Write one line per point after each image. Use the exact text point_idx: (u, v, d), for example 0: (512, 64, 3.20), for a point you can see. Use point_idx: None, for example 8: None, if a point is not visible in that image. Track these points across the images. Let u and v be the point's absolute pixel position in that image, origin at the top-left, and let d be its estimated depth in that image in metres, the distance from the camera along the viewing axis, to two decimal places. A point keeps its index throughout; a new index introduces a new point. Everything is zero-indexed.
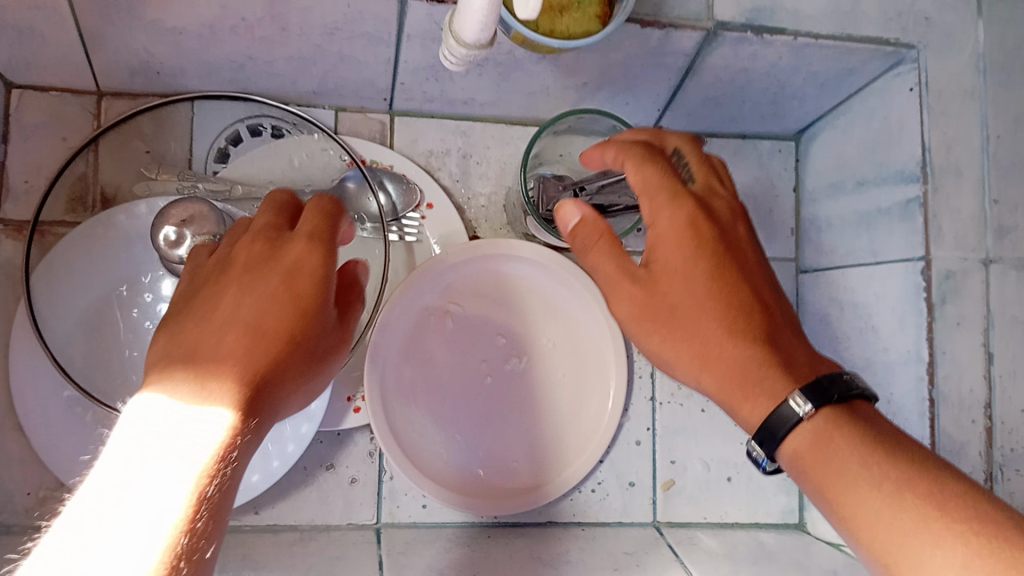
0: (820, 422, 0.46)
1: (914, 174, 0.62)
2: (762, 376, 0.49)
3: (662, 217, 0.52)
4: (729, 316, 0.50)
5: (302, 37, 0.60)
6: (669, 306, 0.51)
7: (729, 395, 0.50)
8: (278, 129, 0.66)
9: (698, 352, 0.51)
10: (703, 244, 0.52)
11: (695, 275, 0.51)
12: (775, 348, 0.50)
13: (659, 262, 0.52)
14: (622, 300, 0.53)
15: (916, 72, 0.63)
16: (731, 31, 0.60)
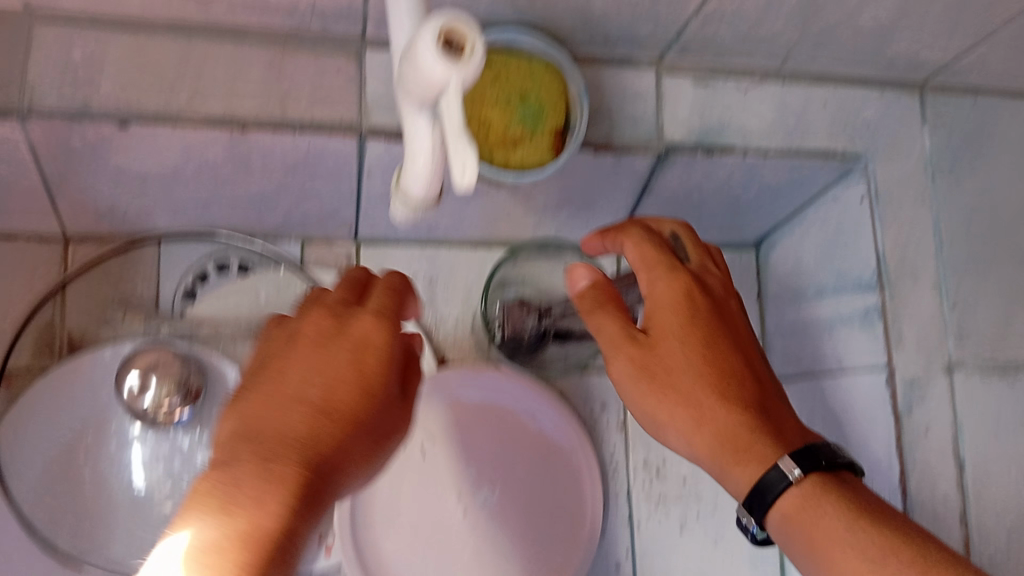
0: (809, 486, 0.47)
1: (870, 281, 0.64)
2: (753, 441, 0.49)
3: (659, 285, 0.53)
4: (720, 382, 0.50)
5: (265, 176, 0.61)
6: (666, 368, 0.51)
7: (719, 460, 0.49)
8: (245, 264, 0.67)
9: (693, 416, 0.50)
10: (701, 314, 0.52)
11: (694, 340, 0.51)
12: (764, 414, 0.50)
13: (658, 324, 0.52)
14: (619, 361, 0.52)
15: (866, 182, 0.64)
16: (682, 152, 0.61)
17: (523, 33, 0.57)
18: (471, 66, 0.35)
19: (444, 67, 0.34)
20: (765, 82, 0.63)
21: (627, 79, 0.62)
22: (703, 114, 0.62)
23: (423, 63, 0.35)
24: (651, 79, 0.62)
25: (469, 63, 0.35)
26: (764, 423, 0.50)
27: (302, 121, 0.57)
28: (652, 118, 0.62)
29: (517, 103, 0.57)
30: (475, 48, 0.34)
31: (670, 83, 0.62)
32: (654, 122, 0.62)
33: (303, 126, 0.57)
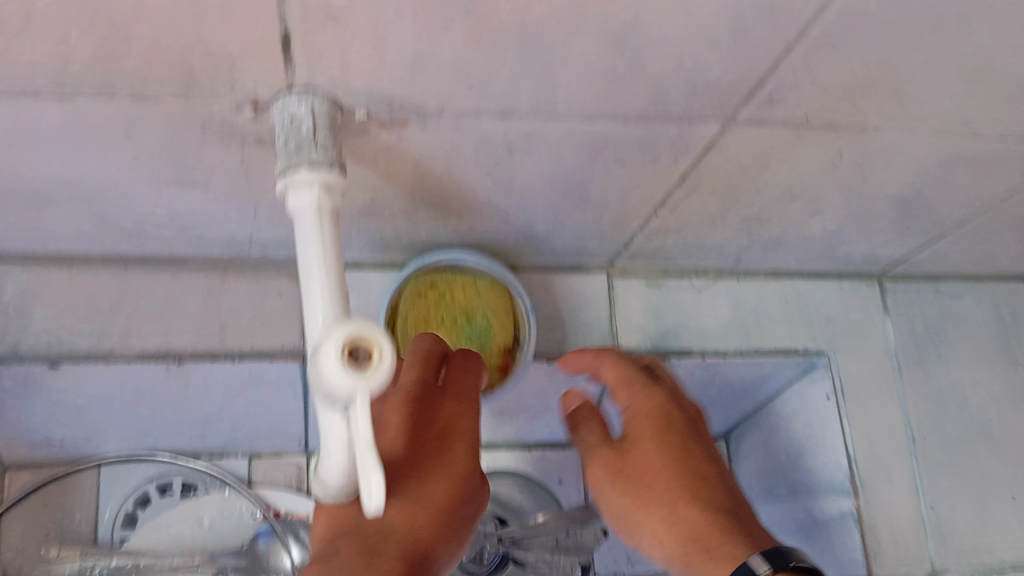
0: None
1: (843, 485, 0.60)
2: (719, 540, 0.42)
3: (635, 397, 0.49)
4: (689, 484, 0.45)
5: (206, 399, 0.59)
6: (636, 470, 0.46)
7: (687, 556, 0.43)
8: (188, 484, 0.65)
9: (666, 511, 0.44)
10: (675, 422, 0.47)
11: (668, 443, 0.46)
12: (743, 519, 0.44)
13: (632, 433, 0.47)
14: (594, 466, 0.47)
15: (831, 379, 0.62)
16: (638, 357, 0.60)
17: (467, 253, 0.55)
18: (378, 377, 0.32)
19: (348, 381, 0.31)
20: (718, 281, 0.62)
21: (580, 287, 0.60)
22: (659, 317, 0.61)
23: (326, 377, 0.32)
24: (603, 284, 0.61)
25: (377, 375, 0.32)
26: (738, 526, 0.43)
27: (240, 350, 0.56)
28: (606, 324, 0.60)
29: (463, 322, 0.55)
30: (384, 359, 0.32)
31: (623, 287, 0.61)
32: (609, 328, 0.60)
33: (241, 355, 0.55)
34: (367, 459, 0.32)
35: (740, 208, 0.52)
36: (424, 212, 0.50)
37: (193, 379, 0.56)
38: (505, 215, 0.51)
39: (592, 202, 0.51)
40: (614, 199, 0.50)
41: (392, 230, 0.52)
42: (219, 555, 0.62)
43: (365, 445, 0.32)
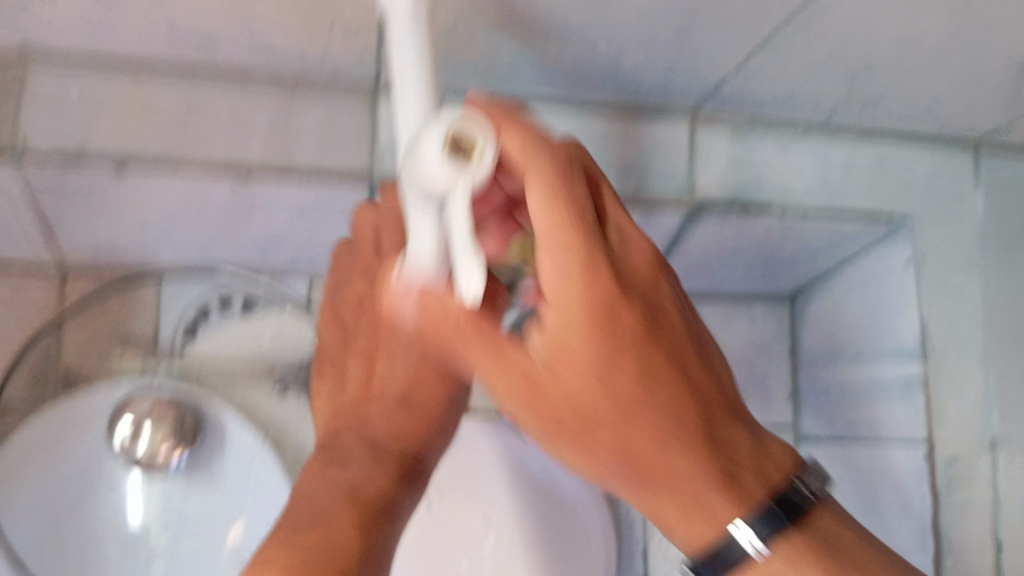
0: (793, 549, 0.36)
1: (913, 351, 0.59)
2: (701, 498, 0.36)
3: (563, 292, 0.34)
4: (655, 410, 0.36)
5: (270, 218, 0.58)
6: (569, 388, 0.36)
7: (656, 512, 0.38)
8: (249, 301, 0.64)
9: (631, 449, 0.36)
10: (621, 341, 0.35)
11: (608, 360, 0.35)
12: (722, 453, 0.36)
13: (557, 339, 0.35)
14: (490, 369, 0.37)
15: (911, 247, 0.60)
16: (715, 209, 0.57)
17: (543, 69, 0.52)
18: (482, 168, 0.32)
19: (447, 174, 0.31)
20: (807, 136, 0.58)
21: (661, 131, 0.56)
22: (739, 169, 0.57)
23: (429, 173, 0.31)
24: (685, 132, 0.57)
25: (478, 168, 0.32)
26: (725, 462, 0.36)
27: (309, 168, 0.54)
28: (686, 171, 0.56)
29: None
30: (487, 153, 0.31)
31: (706, 135, 0.57)
32: (687, 177, 0.56)
33: (310, 175, 0.54)
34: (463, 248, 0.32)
35: (847, 50, 0.48)
36: (509, 32, 0.47)
37: (258, 194, 0.55)
38: (592, 39, 0.48)
39: (687, 34, 0.47)
40: (712, 31, 0.47)
41: (472, 51, 0.49)
42: (280, 369, 0.62)
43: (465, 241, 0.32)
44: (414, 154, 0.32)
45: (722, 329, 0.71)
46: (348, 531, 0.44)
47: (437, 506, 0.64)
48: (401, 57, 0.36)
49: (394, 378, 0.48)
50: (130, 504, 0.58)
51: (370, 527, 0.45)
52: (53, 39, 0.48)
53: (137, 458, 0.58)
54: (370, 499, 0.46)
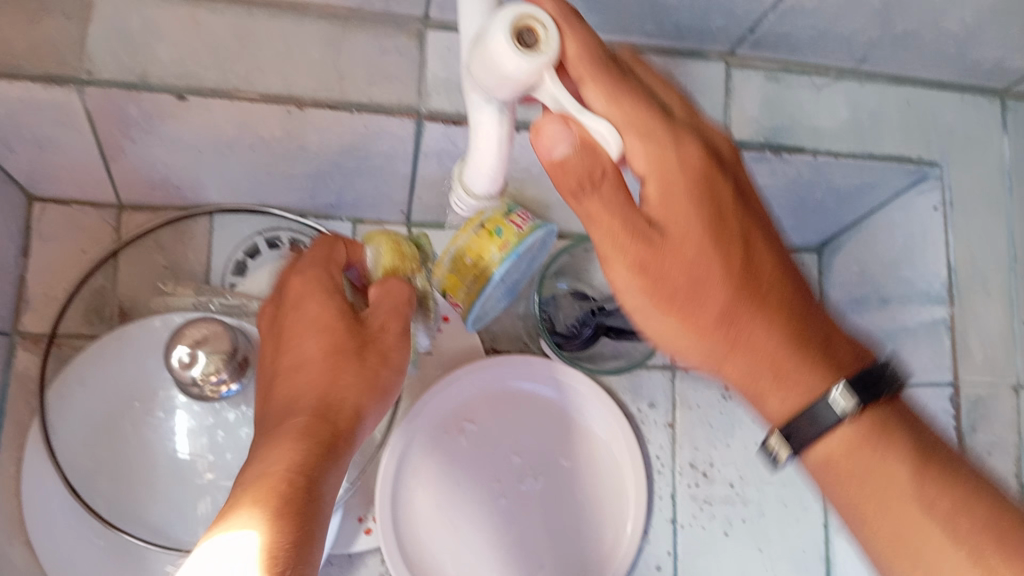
0: (871, 422, 0.41)
1: (940, 293, 0.60)
2: (803, 369, 0.41)
3: (664, 158, 0.40)
4: (753, 284, 0.41)
5: (320, 153, 0.60)
6: (688, 264, 0.40)
7: (757, 388, 0.42)
8: (295, 241, 0.67)
9: (750, 330, 0.41)
10: (719, 215, 0.41)
11: (718, 233, 0.41)
12: (806, 318, 0.42)
13: (673, 223, 0.40)
14: (618, 262, 0.40)
15: (940, 190, 0.61)
16: (749, 149, 0.59)
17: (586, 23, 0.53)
18: (549, 54, 0.35)
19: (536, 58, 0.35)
20: (840, 80, 0.60)
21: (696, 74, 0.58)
22: (773, 110, 0.59)
23: (505, 67, 0.35)
24: (721, 73, 0.58)
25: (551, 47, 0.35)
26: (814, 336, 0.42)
27: (359, 103, 0.55)
28: (720, 113, 0.58)
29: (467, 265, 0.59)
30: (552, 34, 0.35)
31: (741, 77, 0.58)
32: (722, 116, 0.58)
33: (360, 109, 0.55)
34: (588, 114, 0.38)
35: None
36: None
37: (308, 128, 0.57)
38: None
39: None
40: None
41: None
42: None
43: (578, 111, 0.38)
44: (485, 54, 0.35)
45: None
46: (259, 508, 0.39)
47: (464, 443, 0.66)
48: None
49: (285, 356, 0.47)
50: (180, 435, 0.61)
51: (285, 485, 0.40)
52: None
53: (188, 383, 0.57)
54: (287, 480, 0.40)
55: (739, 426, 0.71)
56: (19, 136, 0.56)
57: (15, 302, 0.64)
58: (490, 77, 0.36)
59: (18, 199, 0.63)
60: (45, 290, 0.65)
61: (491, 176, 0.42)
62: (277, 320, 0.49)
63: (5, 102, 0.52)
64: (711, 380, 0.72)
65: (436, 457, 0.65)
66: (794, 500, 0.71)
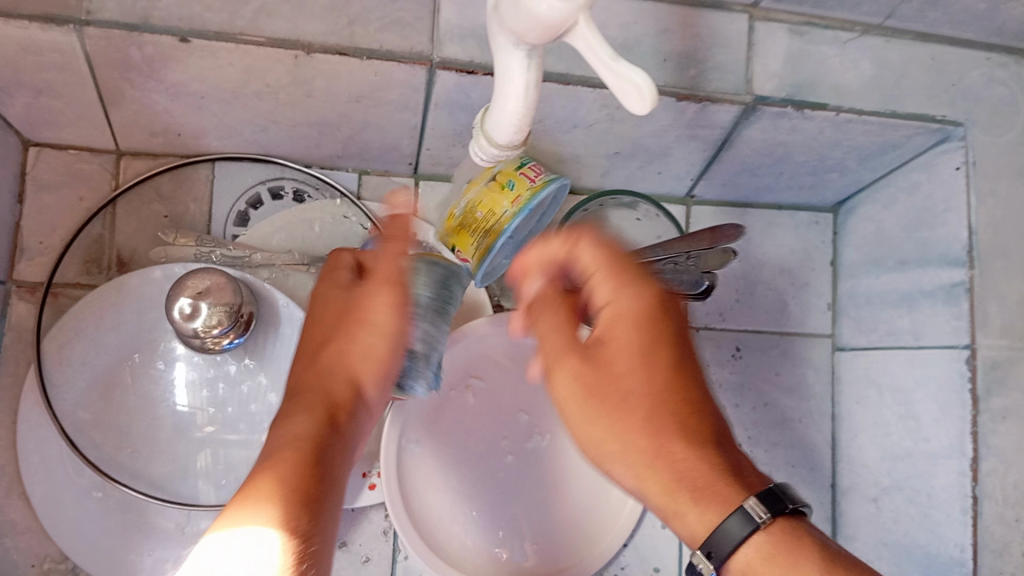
0: (778, 532, 0.41)
1: (959, 256, 0.59)
2: (714, 484, 0.43)
3: (620, 299, 0.48)
4: (684, 415, 0.46)
5: (328, 102, 0.58)
6: (625, 391, 0.47)
7: (670, 504, 0.44)
8: (299, 192, 0.66)
9: (644, 440, 0.46)
10: (659, 353, 0.47)
11: (652, 363, 0.47)
12: (723, 450, 0.45)
13: (611, 342, 0.48)
14: (563, 379, 0.49)
15: (963, 150, 0.59)
16: (771, 105, 0.57)
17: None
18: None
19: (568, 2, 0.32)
20: (864, 37, 0.58)
21: (720, 26, 0.56)
22: (797, 66, 0.57)
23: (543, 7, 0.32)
24: (743, 26, 0.56)
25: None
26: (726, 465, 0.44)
27: (369, 50, 0.53)
28: (742, 67, 0.56)
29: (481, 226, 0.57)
30: None
31: (765, 30, 0.56)
32: (744, 72, 0.56)
33: (370, 56, 0.53)
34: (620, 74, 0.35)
35: None
36: None
37: (316, 75, 0.55)
38: None
39: None
40: None
41: None
42: None
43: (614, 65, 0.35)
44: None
45: (762, 239, 0.71)
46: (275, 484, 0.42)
47: (471, 402, 0.65)
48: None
49: (332, 339, 0.54)
50: (180, 387, 0.61)
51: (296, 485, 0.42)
52: None
53: (191, 336, 0.56)
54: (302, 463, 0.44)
55: (749, 388, 0.70)
56: (15, 78, 0.54)
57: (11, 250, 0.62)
58: (525, 18, 0.33)
59: (13, 144, 0.61)
60: (42, 239, 0.63)
61: (517, 124, 0.39)
62: (331, 308, 0.55)
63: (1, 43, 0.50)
64: (721, 340, 0.70)
65: (440, 417, 0.64)
66: (802, 464, 0.70)
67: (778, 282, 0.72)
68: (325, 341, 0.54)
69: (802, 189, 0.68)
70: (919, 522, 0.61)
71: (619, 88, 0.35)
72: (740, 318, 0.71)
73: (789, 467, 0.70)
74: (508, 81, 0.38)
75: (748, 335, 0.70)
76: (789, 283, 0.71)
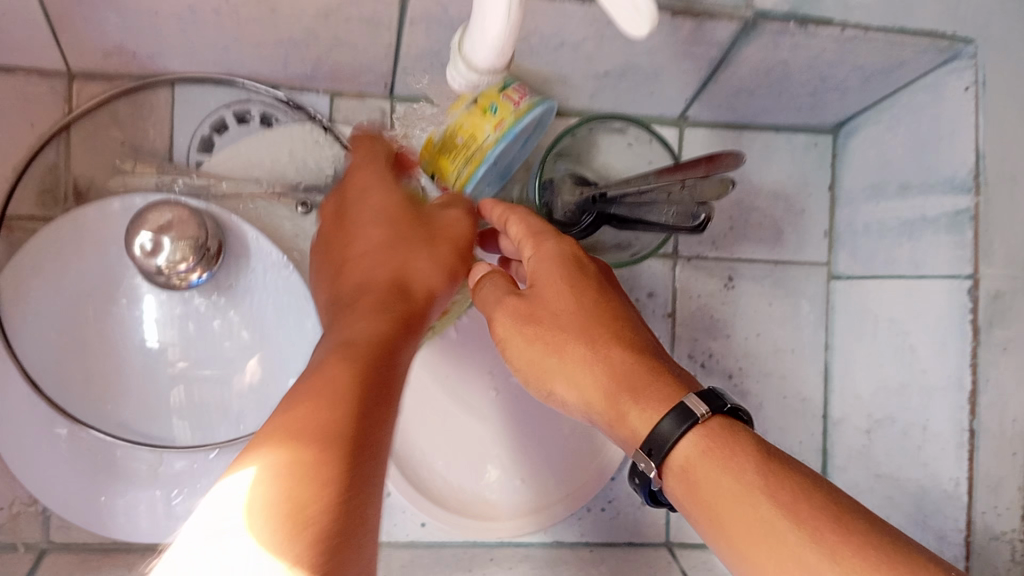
0: (714, 427, 0.39)
1: (966, 182, 0.56)
2: (648, 378, 0.42)
3: (544, 249, 0.48)
4: (619, 333, 0.45)
5: (294, 18, 0.53)
6: (559, 310, 0.45)
7: (611, 404, 0.42)
8: (268, 115, 0.62)
9: (582, 350, 0.44)
10: (587, 280, 0.47)
11: (580, 289, 0.46)
12: (664, 362, 0.44)
13: (540, 279, 0.47)
14: (503, 319, 0.47)
15: (974, 69, 0.56)
16: (772, 21, 0.52)
17: None
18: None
19: None
20: None
21: None
22: None
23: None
24: None
25: None
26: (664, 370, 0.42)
27: None
28: None
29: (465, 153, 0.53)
30: None
31: None
32: None
33: None
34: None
35: None
36: None
37: None
38: None
39: None
40: None
41: None
42: (302, 188, 0.61)
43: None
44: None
45: (758, 163, 0.68)
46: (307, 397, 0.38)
47: (454, 337, 0.62)
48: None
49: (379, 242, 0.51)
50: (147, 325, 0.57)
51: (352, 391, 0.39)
52: None
53: (155, 272, 0.54)
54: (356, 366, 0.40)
55: (743, 320, 0.68)
56: None
57: None
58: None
59: None
60: None
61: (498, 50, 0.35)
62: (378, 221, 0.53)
63: None
64: (714, 270, 0.67)
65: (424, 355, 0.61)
66: (795, 396, 0.68)
67: (773, 209, 0.68)
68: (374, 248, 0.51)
69: (802, 110, 0.64)
70: (913, 455, 0.60)
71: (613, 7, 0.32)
72: (735, 247, 0.68)
73: (782, 400, 0.68)
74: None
75: (742, 265, 0.68)
76: (786, 211, 0.69)
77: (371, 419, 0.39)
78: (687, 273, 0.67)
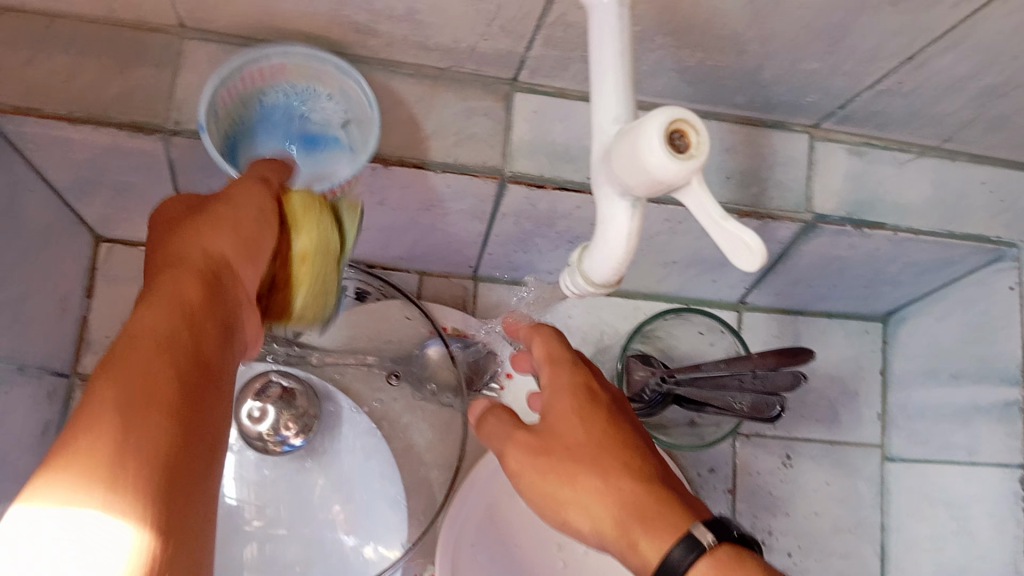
0: (723, 556, 0.39)
1: (1013, 376, 0.60)
2: (663, 506, 0.42)
3: (558, 375, 0.48)
4: (627, 459, 0.44)
5: (398, 209, 0.59)
6: (572, 443, 0.45)
7: (622, 534, 0.42)
8: (360, 290, 0.66)
9: (594, 480, 0.43)
10: (598, 408, 0.47)
11: (590, 416, 0.46)
12: (674, 490, 0.43)
13: (552, 411, 0.47)
14: (514, 454, 0.46)
15: (1018, 271, 0.60)
16: (831, 224, 0.57)
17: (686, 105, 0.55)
18: (701, 157, 0.34)
19: (675, 161, 0.34)
20: (923, 157, 0.59)
21: (784, 145, 0.57)
22: (857, 185, 0.58)
23: (652, 160, 0.34)
24: (804, 145, 0.57)
25: (702, 154, 0.34)
26: (673, 497, 0.42)
27: (445, 163, 0.54)
28: (803, 185, 0.57)
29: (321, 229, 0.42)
30: (704, 140, 0.34)
31: (825, 150, 0.58)
32: (805, 190, 0.57)
33: (446, 169, 0.54)
34: (733, 223, 0.35)
35: (985, 75, 0.50)
36: (662, 38, 0.48)
37: (392, 185, 0.56)
38: (741, 49, 0.49)
39: (838, 45, 0.48)
40: (861, 46, 0.48)
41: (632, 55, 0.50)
42: (389, 361, 0.65)
43: (722, 218, 0.36)
44: (637, 143, 0.34)
45: (812, 345, 0.72)
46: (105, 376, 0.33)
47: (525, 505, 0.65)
48: (609, 71, 0.39)
49: (170, 203, 0.42)
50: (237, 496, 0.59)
51: (166, 351, 0.34)
52: (210, 22, 0.50)
53: (254, 438, 0.59)
54: (155, 329, 0.34)
55: (801, 497, 0.70)
56: (98, 178, 0.56)
57: (79, 342, 0.64)
58: (638, 167, 0.35)
59: (87, 238, 0.64)
60: (108, 333, 0.65)
61: (615, 268, 0.40)
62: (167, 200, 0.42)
63: (93, 147, 0.52)
64: (772, 446, 0.71)
65: (495, 514, 0.65)
66: None
67: (828, 389, 0.72)
68: (170, 216, 0.41)
69: (854, 298, 0.69)
70: None
71: (721, 239, 0.36)
72: (792, 424, 0.71)
73: None
74: (611, 224, 0.39)
75: (799, 441, 0.71)
76: (840, 391, 0.72)
77: (189, 387, 0.34)
78: (747, 449, 0.70)
